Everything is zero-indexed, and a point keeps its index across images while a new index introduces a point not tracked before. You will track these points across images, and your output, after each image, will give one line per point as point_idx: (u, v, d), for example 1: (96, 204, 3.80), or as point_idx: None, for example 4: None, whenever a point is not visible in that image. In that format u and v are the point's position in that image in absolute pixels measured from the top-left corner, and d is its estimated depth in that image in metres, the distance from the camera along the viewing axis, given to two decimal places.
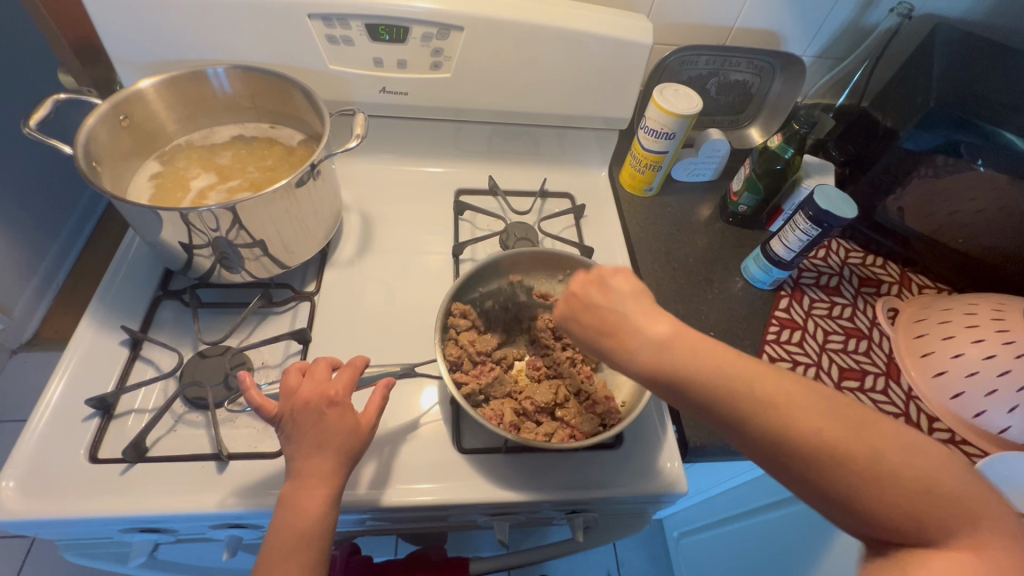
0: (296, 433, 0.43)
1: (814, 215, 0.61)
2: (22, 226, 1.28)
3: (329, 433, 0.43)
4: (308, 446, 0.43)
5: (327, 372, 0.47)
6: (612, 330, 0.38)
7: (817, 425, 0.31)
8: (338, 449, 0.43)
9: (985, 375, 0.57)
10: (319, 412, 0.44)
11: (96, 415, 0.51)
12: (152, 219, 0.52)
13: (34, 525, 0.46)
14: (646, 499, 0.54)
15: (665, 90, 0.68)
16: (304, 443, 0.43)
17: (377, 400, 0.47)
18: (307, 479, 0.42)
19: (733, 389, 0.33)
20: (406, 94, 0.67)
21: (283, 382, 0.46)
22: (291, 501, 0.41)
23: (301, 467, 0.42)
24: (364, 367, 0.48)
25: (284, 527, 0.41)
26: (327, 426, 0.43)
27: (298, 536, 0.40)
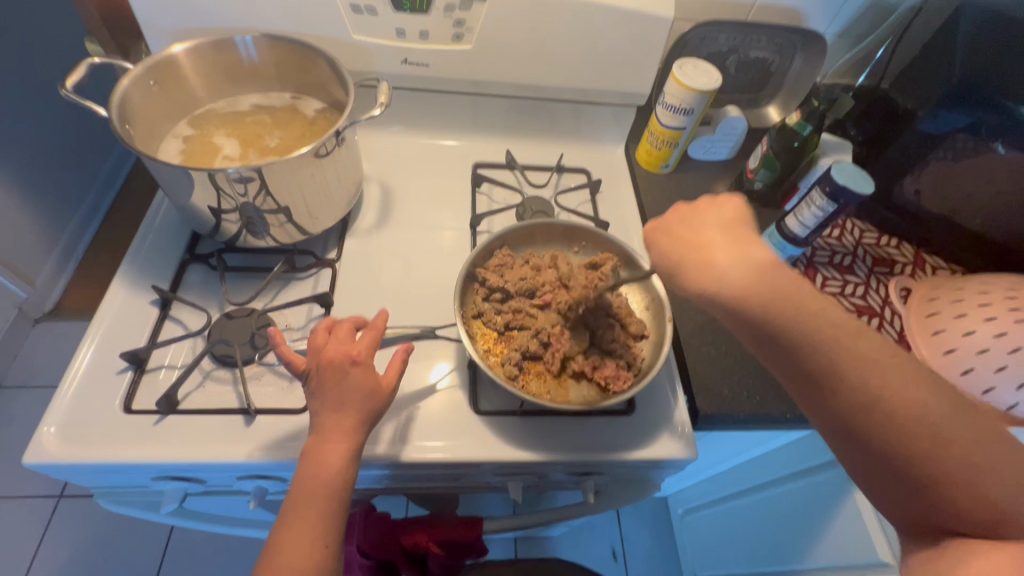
0: (319, 391, 0.45)
1: (830, 190, 0.61)
2: (44, 199, 1.31)
3: (351, 391, 0.45)
4: (330, 401, 0.45)
5: (352, 333, 0.49)
6: (690, 250, 0.48)
7: (900, 400, 0.39)
8: (359, 408, 0.45)
9: (997, 351, 0.58)
10: (343, 371, 0.46)
11: (129, 369, 0.53)
12: (183, 180, 0.54)
13: (74, 468, 0.48)
14: (657, 464, 0.56)
15: (685, 66, 0.68)
16: (329, 399, 0.45)
17: (395, 366, 0.48)
18: (330, 430, 0.44)
19: (827, 361, 0.40)
20: (427, 66, 0.68)
21: (310, 340, 0.48)
22: (312, 453, 0.43)
23: (325, 421, 0.44)
24: (380, 334, 0.49)
25: (306, 477, 0.43)
26: (350, 385, 0.45)
27: (318, 486, 0.42)
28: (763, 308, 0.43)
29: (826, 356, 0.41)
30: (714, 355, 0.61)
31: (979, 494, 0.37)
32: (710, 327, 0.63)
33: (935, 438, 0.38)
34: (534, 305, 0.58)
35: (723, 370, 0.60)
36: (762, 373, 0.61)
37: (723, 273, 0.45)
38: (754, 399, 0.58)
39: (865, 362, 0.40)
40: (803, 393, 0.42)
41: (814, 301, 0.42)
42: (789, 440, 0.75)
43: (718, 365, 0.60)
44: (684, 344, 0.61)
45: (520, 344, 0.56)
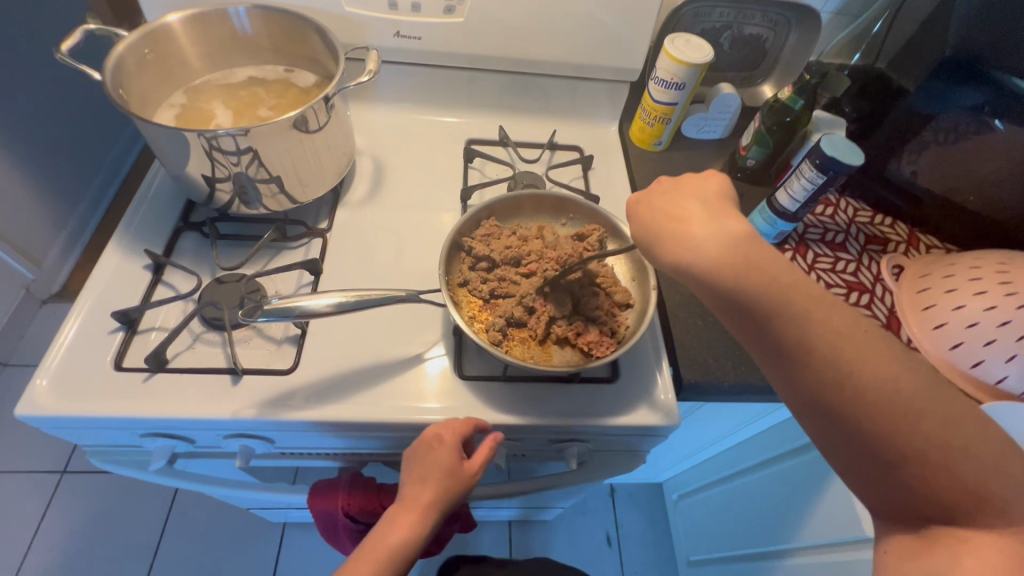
0: (410, 461, 0.49)
1: (819, 163, 0.61)
2: (52, 181, 1.33)
3: (435, 466, 0.48)
4: (427, 476, 0.48)
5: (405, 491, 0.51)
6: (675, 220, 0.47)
7: (876, 381, 0.39)
8: (439, 481, 0.47)
9: (986, 325, 0.58)
10: (430, 448, 0.48)
11: (121, 329, 0.54)
12: (177, 143, 0.54)
13: (65, 421, 0.49)
14: (640, 431, 0.56)
15: (676, 40, 0.68)
16: (415, 472, 0.48)
17: (485, 450, 0.50)
18: (405, 505, 0.48)
19: (805, 342, 0.41)
20: (420, 39, 0.68)
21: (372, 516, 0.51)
22: (387, 521, 0.47)
23: (406, 494, 0.48)
24: (469, 429, 0.50)
25: (371, 540, 0.47)
26: (434, 459, 0.48)
27: (384, 553, 0.46)
28: (741, 266, 0.43)
29: (808, 334, 0.41)
30: (700, 326, 0.61)
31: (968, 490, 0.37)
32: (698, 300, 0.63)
33: (909, 422, 0.38)
34: (519, 274, 0.59)
35: (709, 341, 0.60)
36: None
37: (692, 235, 0.46)
38: (740, 368, 0.58)
39: (865, 357, 0.40)
40: (782, 377, 0.42)
41: (789, 277, 0.43)
42: (779, 419, 0.75)
43: (704, 336, 0.60)
44: (670, 315, 0.61)
45: (505, 310, 0.56)
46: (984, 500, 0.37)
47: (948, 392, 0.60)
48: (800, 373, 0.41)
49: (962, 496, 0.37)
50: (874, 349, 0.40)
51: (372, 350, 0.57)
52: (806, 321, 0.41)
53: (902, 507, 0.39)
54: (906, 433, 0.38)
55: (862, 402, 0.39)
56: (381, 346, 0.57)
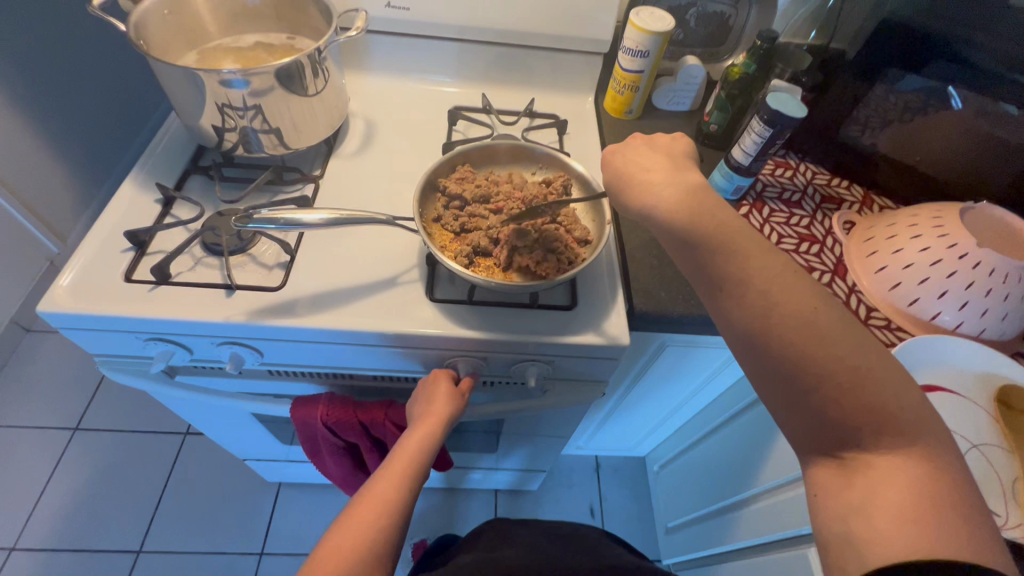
0: (417, 393, 0.61)
1: (768, 118, 0.66)
2: (80, 161, 1.45)
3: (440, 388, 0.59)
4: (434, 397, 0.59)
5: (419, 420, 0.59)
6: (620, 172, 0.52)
7: (803, 313, 0.38)
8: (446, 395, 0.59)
9: (920, 265, 0.63)
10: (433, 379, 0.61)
11: (132, 249, 0.61)
12: (188, 89, 0.62)
13: (78, 321, 0.56)
14: (594, 353, 0.61)
15: (641, 12, 0.75)
16: (422, 394, 0.60)
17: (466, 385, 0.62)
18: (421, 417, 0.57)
19: (739, 278, 0.41)
20: (408, 10, 0.77)
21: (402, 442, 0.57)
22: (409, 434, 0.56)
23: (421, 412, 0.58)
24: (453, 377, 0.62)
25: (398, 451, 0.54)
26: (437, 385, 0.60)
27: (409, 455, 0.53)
28: (669, 181, 0.48)
29: (740, 268, 0.41)
30: (655, 266, 0.66)
31: (873, 411, 0.36)
32: (655, 243, 0.69)
33: (833, 349, 0.37)
34: (487, 210, 0.65)
35: (662, 278, 0.65)
36: None
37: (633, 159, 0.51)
38: (690, 301, 0.63)
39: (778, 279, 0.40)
40: (720, 312, 0.42)
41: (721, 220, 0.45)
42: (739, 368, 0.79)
43: (659, 273, 0.65)
44: (627, 255, 0.67)
45: (475, 241, 0.62)
46: (901, 433, 0.35)
47: (887, 328, 0.65)
48: (731, 304, 0.41)
49: (873, 412, 0.36)
50: (789, 275, 0.40)
51: (353, 275, 0.63)
52: (742, 261, 0.41)
53: (822, 442, 0.38)
54: (829, 359, 0.37)
55: (788, 331, 0.38)
56: (361, 272, 0.63)
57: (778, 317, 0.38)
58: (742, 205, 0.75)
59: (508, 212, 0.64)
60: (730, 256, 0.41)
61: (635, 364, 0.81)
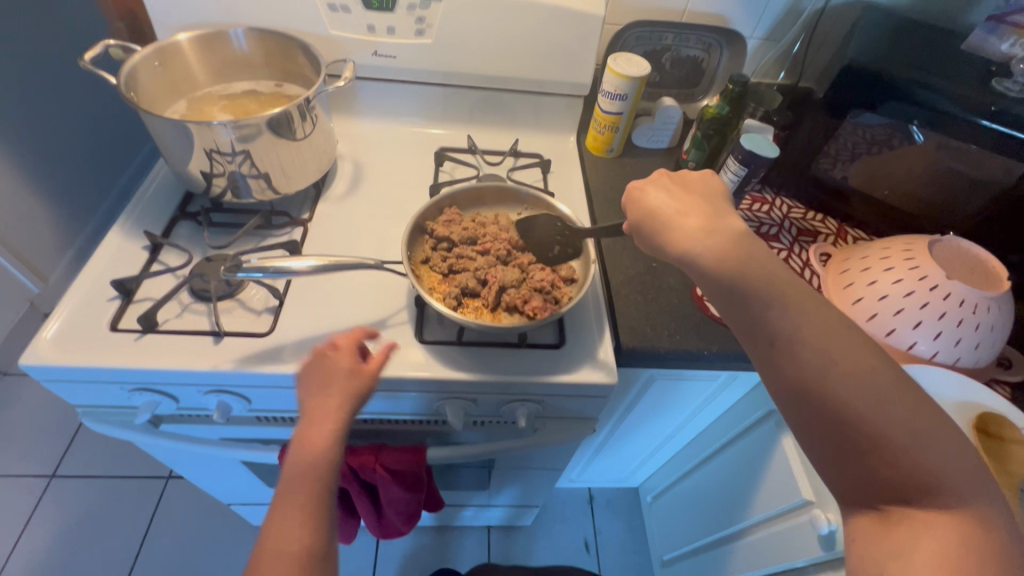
0: (308, 379, 0.51)
1: (742, 158, 0.69)
2: (62, 201, 1.44)
3: (334, 371, 0.50)
4: (329, 388, 0.50)
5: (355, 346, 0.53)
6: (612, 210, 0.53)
7: (858, 371, 0.37)
8: (341, 389, 0.49)
9: (895, 296, 0.65)
10: (330, 359, 0.51)
11: (118, 298, 0.61)
12: (179, 139, 0.63)
13: (61, 373, 0.55)
14: (583, 391, 0.61)
15: (618, 59, 0.78)
16: (314, 384, 0.50)
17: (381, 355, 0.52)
18: (316, 418, 0.48)
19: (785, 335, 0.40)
20: (396, 58, 0.78)
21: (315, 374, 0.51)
22: (303, 436, 0.47)
23: (313, 406, 0.49)
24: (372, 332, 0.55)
25: (295, 460, 0.46)
26: (333, 366, 0.51)
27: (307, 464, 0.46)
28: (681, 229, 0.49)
29: (790, 322, 0.40)
30: (640, 302, 0.68)
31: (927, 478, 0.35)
32: (639, 279, 0.70)
33: (889, 413, 0.36)
34: (474, 252, 0.66)
35: (647, 314, 0.67)
36: (684, 319, 0.67)
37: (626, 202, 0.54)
38: (674, 336, 0.65)
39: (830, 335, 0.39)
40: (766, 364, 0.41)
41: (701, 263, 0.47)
42: (726, 398, 0.80)
43: (644, 310, 0.67)
44: (613, 292, 0.68)
45: (463, 282, 0.63)
46: (930, 489, 0.35)
47: None
48: (783, 359, 0.39)
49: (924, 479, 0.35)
50: (841, 331, 0.40)
51: (342, 318, 0.63)
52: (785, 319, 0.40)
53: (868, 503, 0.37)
54: (887, 423, 0.36)
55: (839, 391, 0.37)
56: (351, 315, 0.63)
57: (835, 375, 0.38)
58: None
59: (495, 255, 0.66)
60: (780, 326, 0.40)
61: (624, 398, 0.82)
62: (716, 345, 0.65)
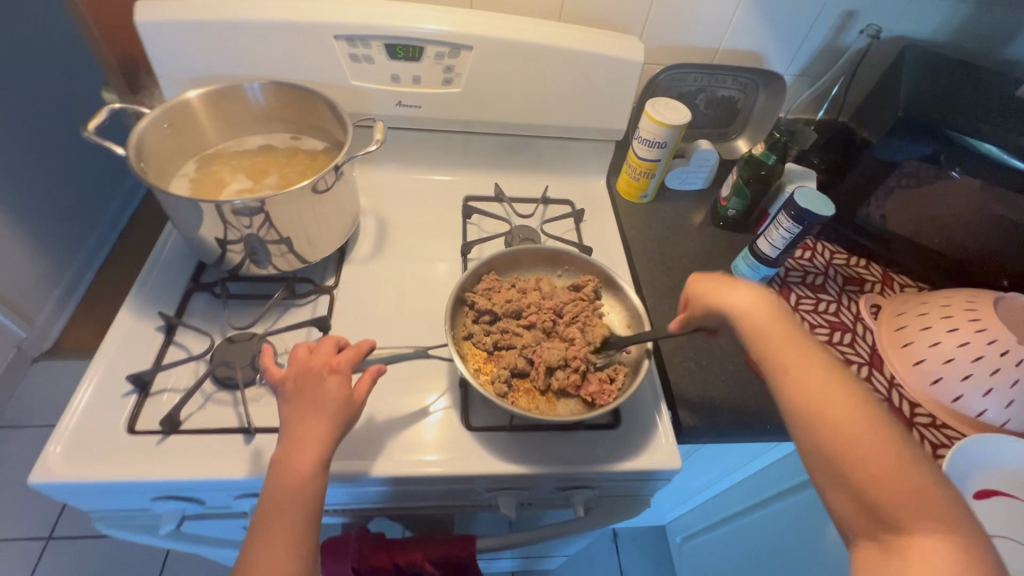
0: (294, 398, 0.46)
1: (795, 214, 0.66)
2: (47, 240, 1.36)
3: (324, 397, 0.45)
4: (317, 411, 0.45)
5: (332, 349, 0.50)
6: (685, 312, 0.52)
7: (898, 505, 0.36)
8: (331, 415, 0.45)
9: (961, 360, 0.62)
10: (319, 378, 0.47)
11: (134, 392, 0.55)
12: (193, 212, 0.57)
13: (76, 488, 0.49)
14: (644, 477, 0.58)
15: (657, 104, 0.74)
16: (300, 405, 0.45)
17: (367, 381, 0.49)
18: (299, 445, 0.43)
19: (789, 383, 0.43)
20: (420, 107, 0.73)
21: (293, 362, 0.49)
22: (281, 464, 0.43)
23: (296, 431, 0.44)
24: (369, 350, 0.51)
25: (273, 490, 0.42)
26: (324, 390, 0.46)
27: (285, 496, 0.41)
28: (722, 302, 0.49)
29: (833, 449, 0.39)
30: (694, 370, 0.64)
31: None
32: (690, 344, 0.67)
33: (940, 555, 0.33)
34: (519, 326, 0.61)
35: (703, 384, 0.63)
36: (742, 388, 0.64)
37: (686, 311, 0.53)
38: (734, 410, 0.61)
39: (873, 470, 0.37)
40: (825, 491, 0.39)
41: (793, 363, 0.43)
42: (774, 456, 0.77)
43: (699, 379, 0.63)
44: (665, 360, 0.64)
45: (516, 366, 0.58)
46: None
47: (933, 426, 0.63)
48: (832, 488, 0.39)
49: None
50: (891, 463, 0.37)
51: (381, 403, 0.59)
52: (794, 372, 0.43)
53: None
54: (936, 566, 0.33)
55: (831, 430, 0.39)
56: (391, 400, 0.59)
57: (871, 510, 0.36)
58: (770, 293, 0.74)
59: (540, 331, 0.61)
60: (781, 370, 0.43)
61: None
62: (778, 418, 0.61)
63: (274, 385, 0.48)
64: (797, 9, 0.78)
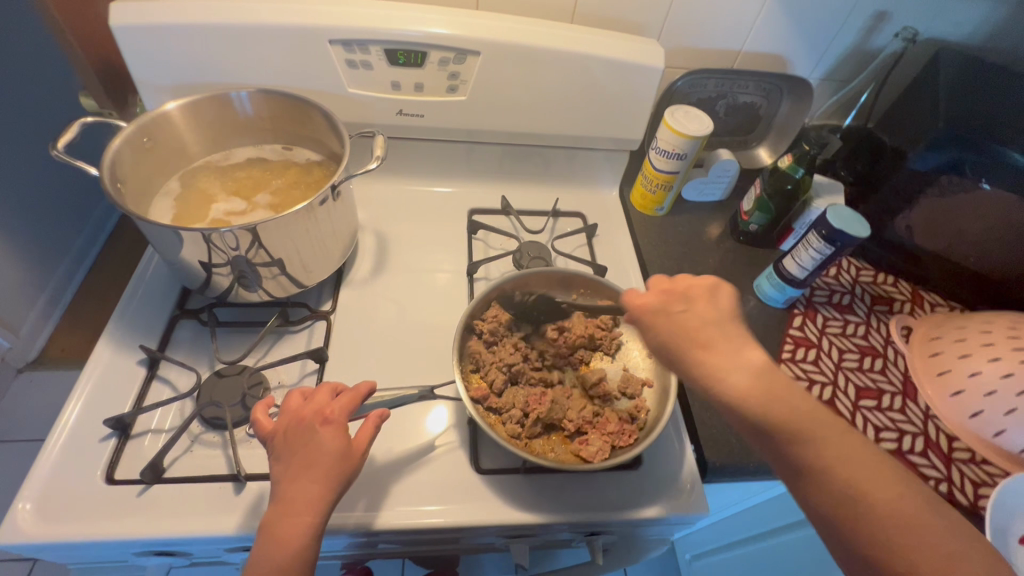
0: (286, 453, 0.42)
1: (826, 233, 0.62)
2: (31, 247, 1.30)
3: (318, 454, 0.41)
4: (311, 469, 0.41)
5: (328, 396, 0.45)
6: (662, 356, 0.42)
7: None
8: (327, 473, 0.41)
9: (1004, 393, 0.57)
10: (312, 431, 0.42)
11: (113, 435, 0.51)
12: (174, 239, 0.52)
13: (49, 548, 0.45)
14: (667, 522, 0.54)
15: (676, 113, 0.69)
16: (292, 463, 0.41)
17: (367, 429, 0.44)
18: (291, 510, 0.39)
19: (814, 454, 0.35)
20: (422, 116, 0.68)
21: (285, 410, 0.45)
22: (271, 532, 0.39)
23: (287, 493, 0.40)
24: (369, 394, 0.46)
25: (262, 562, 0.38)
26: (318, 445, 0.42)
27: (276, 571, 0.38)
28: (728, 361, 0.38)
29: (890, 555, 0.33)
30: None
31: None
32: None
33: None
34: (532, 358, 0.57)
35: None
36: None
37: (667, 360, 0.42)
38: None
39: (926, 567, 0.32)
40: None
41: None
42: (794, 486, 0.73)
43: None
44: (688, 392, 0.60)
45: (546, 411, 0.52)
46: None
47: (973, 463, 0.59)
48: None
49: None
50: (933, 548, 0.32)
51: (384, 443, 0.54)
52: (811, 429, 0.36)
53: None
54: None
55: (837, 484, 0.34)
56: (394, 439, 0.54)
57: None
58: (796, 315, 0.70)
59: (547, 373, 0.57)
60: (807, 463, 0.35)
61: None
62: None
63: (264, 436, 0.44)
64: (826, 9, 0.73)
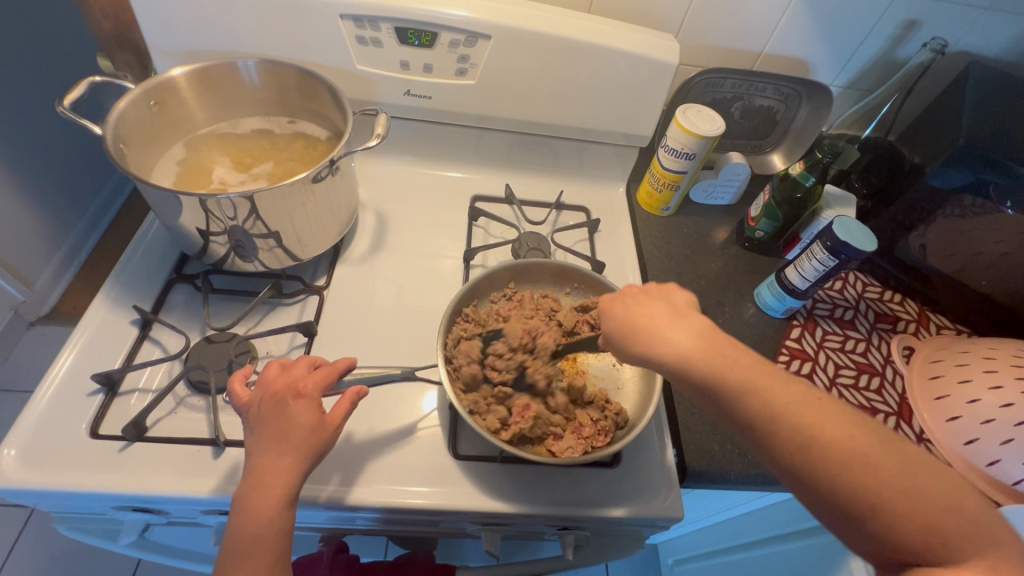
0: (259, 426, 0.42)
1: (831, 245, 0.60)
2: (49, 206, 1.33)
3: (291, 426, 0.42)
4: (282, 441, 0.41)
5: (306, 369, 0.46)
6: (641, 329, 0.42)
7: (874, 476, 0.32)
8: (299, 445, 0.41)
9: (1003, 423, 0.55)
10: (285, 404, 0.43)
11: (100, 391, 0.52)
12: (171, 203, 0.52)
13: (29, 494, 0.46)
14: (643, 522, 0.53)
15: (689, 111, 0.67)
16: (265, 436, 0.41)
17: (344, 404, 0.45)
18: (263, 482, 0.40)
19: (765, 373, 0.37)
20: (431, 98, 0.68)
21: (262, 379, 0.45)
22: (244, 502, 0.40)
23: (258, 464, 0.40)
24: (346, 369, 0.47)
25: (238, 532, 0.39)
26: (290, 418, 0.42)
27: (250, 540, 0.38)
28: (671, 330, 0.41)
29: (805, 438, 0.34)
30: (707, 408, 0.59)
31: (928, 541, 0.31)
32: None
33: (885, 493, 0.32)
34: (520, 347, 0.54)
35: (714, 425, 0.58)
36: None
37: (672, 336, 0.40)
38: (746, 458, 0.56)
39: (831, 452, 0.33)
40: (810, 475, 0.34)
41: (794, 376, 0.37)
42: (779, 498, 0.72)
43: (709, 418, 0.58)
44: (674, 395, 0.60)
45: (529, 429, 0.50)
46: None
47: None
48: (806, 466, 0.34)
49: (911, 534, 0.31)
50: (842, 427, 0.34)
51: (364, 420, 0.54)
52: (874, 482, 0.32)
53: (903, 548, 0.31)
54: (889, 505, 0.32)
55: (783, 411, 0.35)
56: (375, 418, 0.55)
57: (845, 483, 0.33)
58: (795, 326, 0.69)
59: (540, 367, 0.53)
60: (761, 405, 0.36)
61: None
62: None
63: (241, 406, 0.45)
64: (851, 16, 0.71)
